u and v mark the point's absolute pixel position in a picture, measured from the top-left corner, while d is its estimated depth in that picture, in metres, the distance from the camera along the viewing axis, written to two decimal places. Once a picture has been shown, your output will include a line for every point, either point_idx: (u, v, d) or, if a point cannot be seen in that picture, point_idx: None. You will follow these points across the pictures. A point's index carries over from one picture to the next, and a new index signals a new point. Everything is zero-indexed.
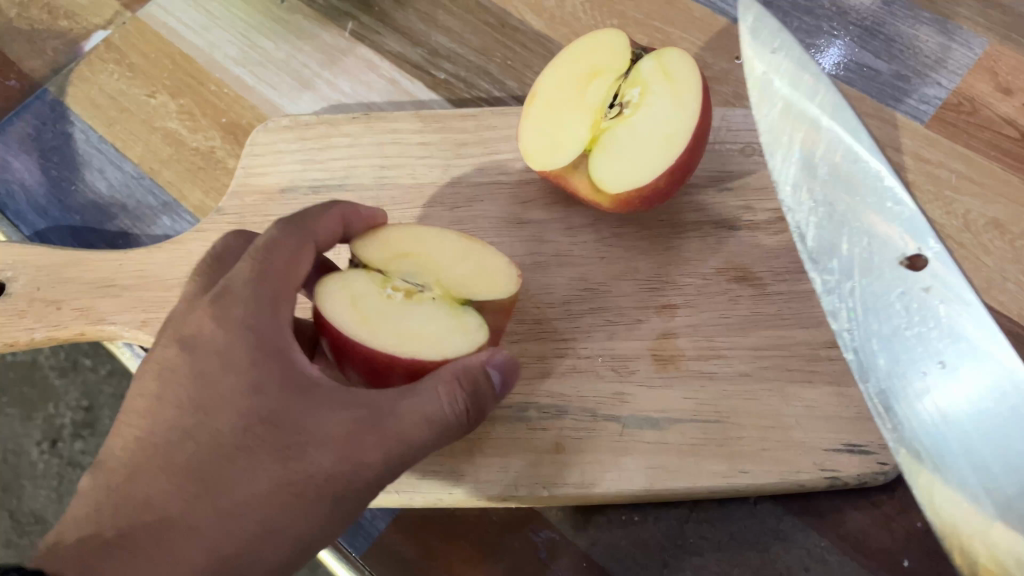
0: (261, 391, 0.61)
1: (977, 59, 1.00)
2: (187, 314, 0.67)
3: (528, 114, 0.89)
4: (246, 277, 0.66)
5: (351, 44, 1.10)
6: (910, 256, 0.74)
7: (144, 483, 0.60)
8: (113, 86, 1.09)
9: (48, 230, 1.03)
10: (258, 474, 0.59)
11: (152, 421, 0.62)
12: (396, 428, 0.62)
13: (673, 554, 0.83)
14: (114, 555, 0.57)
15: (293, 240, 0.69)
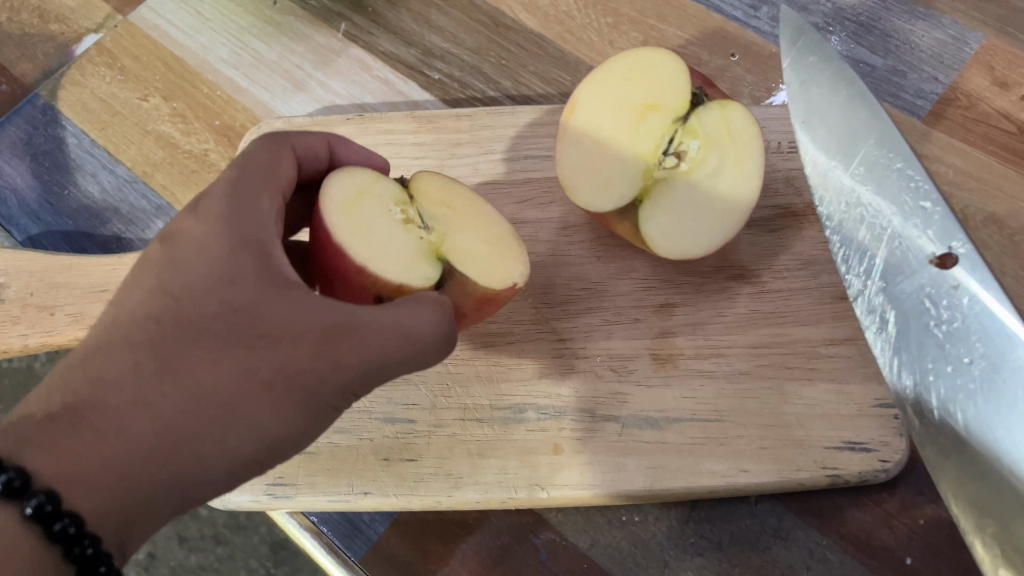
0: (236, 283, 0.61)
1: (973, 53, 1.00)
2: (176, 217, 0.67)
3: (568, 129, 0.82)
4: (228, 178, 0.67)
5: (344, 45, 1.09)
6: (939, 257, 0.73)
7: (105, 357, 0.58)
8: (104, 89, 1.08)
9: (41, 235, 1.03)
10: (226, 362, 0.58)
11: (124, 304, 0.62)
12: (367, 333, 0.61)
13: (674, 555, 0.83)
14: (64, 425, 0.54)
15: (274, 148, 0.70)
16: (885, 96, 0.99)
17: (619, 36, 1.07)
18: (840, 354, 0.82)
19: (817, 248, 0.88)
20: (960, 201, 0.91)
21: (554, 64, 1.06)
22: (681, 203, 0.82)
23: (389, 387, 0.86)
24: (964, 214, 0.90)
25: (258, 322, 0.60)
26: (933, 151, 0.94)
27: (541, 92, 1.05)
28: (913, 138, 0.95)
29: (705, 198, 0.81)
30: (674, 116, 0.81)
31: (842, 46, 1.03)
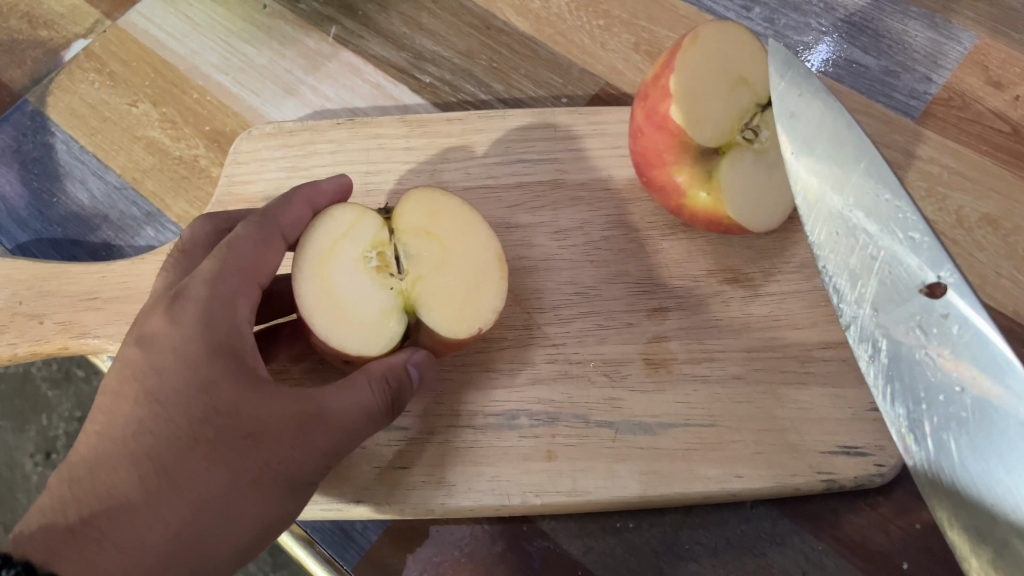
0: (215, 386, 0.63)
1: (966, 53, 0.99)
2: (147, 314, 0.68)
3: (685, 54, 0.78)
4: (204, 277, 0.67)
5: (334, 49, 1.09)
6: (932, 286, 0.65)
7: (103, 475, 0.60)
8: (93, 95, 1.07)
9: (30, 243, 1.02)
10: (216, 465, 0.61)
11: (110, 415, 0.63)
12: (336, 421, 0.65)
13: (669, 561, 0.82)
14: (78, 545, 0.56)
15: (257, 237, 0.71)
16: (879, 96, 0.98)
17: (611, 38, 1.06)
18: (834, 357, 0.82)
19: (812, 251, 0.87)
20: (954, 202, 0.91)
21: (546, 67, 1.05)
22: (749, 172, 0.81)
23: None
24: (958, 215, 0.90)
25: (242, 423, 0.62)
26: (927, 151, 0.93)
27: (532, 95, 1.04)
28: (907, 138, 0.95)
29: (772, 175, 0.82)
30: (758, 99, 0.80)
31: (835, 47, 1.02)
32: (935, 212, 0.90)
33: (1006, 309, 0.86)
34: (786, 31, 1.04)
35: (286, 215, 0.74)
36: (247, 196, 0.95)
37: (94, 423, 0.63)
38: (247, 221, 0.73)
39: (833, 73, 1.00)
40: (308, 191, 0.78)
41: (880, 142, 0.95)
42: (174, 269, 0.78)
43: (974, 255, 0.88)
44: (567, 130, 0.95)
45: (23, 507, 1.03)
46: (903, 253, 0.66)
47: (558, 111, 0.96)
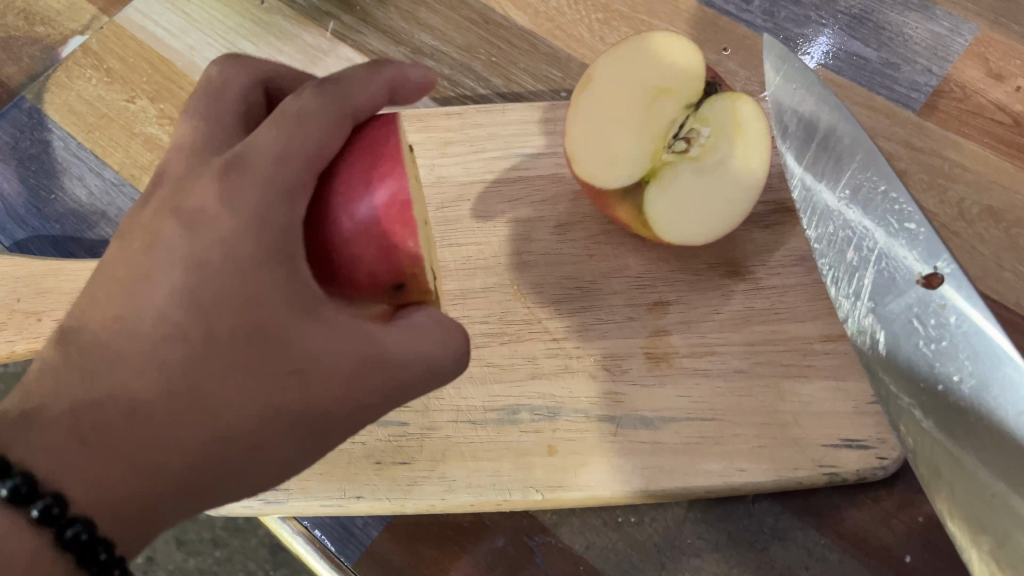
0: (267, 302, 0.53)
1: (967, 45, 0.99)
2: (189, 180, 0.56)
3: (580, 99, 0.81)
4: (266, 150, 0.55)
5: (332, 44, 1.08)
6: (929, 276, 0.70)
7: (125, 378, 0.50)
8: (91, 92, 1.07)
9: (28, 240, 1.01)
10: (254, 396, 0.52)
11: (142, 298, 0.52)
12: (392, 367, 0.58)
13: (671, 556, 0.82)
14: (90, 461, 0.48)
15: (331, 113, 0.59)
16: (880, 88, 0.98)
17: (610, 32, 1.05)
18: (836, 350, 0.81)
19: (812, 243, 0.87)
20: (956, 195, 0.90)
21: (545, 61, 1.05)
22: (688, 188, 0.83)
23: None
24: (959, 208, 0.90)
25: (292, 356, 0.54)
26: (928, 144, 0.93)
27: (531, 89, 1.04)
28: (907, 131, 0.94)
29: (717, 181, 0.82)
30: (687, 102, 0.82)
31: (836, 39, 1.02)
32: (936, 205, 0.90)
33: (1008, 301, 0.86)
34: (785, 24, 1.03)
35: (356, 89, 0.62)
36: None
37: (115, 302, 0.52)
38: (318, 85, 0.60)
39: (833, 66, 1.00)
40: (393, 73, 0.65)
41: (880, 135, 0.94)
42: (201, 118, 0.62)
43: (976, 248, 0.88)
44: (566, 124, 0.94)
45: None
46: (898, 248, 0.72)
47: (557, 104, 0.95)
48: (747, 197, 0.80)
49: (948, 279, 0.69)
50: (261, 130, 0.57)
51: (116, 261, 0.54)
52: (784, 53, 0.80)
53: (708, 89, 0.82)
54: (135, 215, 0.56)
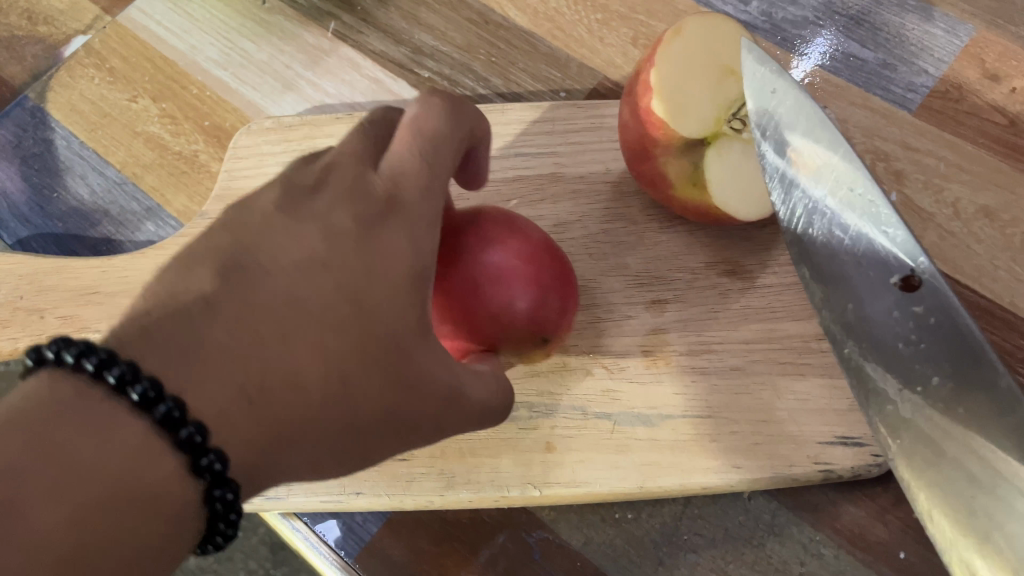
0: (401, 318, 0.56)
1: (964, 46, 0.99)
2: (350, 186, 0.58)
3: (667, 47, 0.81)
4: (419, 182, 0.60)
5: (333, 44, 1.09)
6: (910, 276, 0.67)
7: (291, 352, 0.50)
8: (93, 91, 1.07)
9: (31, 238, 1.02)
10: (378, 399, 0.55)
11: (309, 279, 0.53)
12: (466, 400, 0.61)
13: (668, 552, 0.82)
14: (253, 416, 0.47)
15: (457, 139, 0.64)
16: (877, 89, 0.98)
17: (609, 32, 1.06)
18: None
19: None
20: (951, 195, 0.91)
21: (545, 61, 1.06)
22: (738, 163, 0.83)
23: None
24: (955, 207, 0.91)
25: (411, 372, 0.57)
26: (924, 144, 0.94)
27: (531, 89, 1.05)
28: (904, 131, 0.95)
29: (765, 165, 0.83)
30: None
31: (833, 40, 1.02)
32: (932, 205, 0.91)
33: (1002, 300, 0.87)
34: (783, 25, 1.04)
35: (472, 123, 0.67)
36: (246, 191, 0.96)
37: (285, 275, 0.53)
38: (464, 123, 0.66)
39: (830, 67, 1.01)
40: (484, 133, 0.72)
41: (877, 135, 0.95)
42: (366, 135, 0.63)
43: (971, 248, 0.89)
44: (565, 124, 0.95)
45: None
46: (879, 247, 0.68)
47: (556, 104, 0.96)
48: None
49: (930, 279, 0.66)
50: (409, 153, 0.61)
51: (281, 234, 0.55)
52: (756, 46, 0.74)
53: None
54: (297, 201, 0.57)
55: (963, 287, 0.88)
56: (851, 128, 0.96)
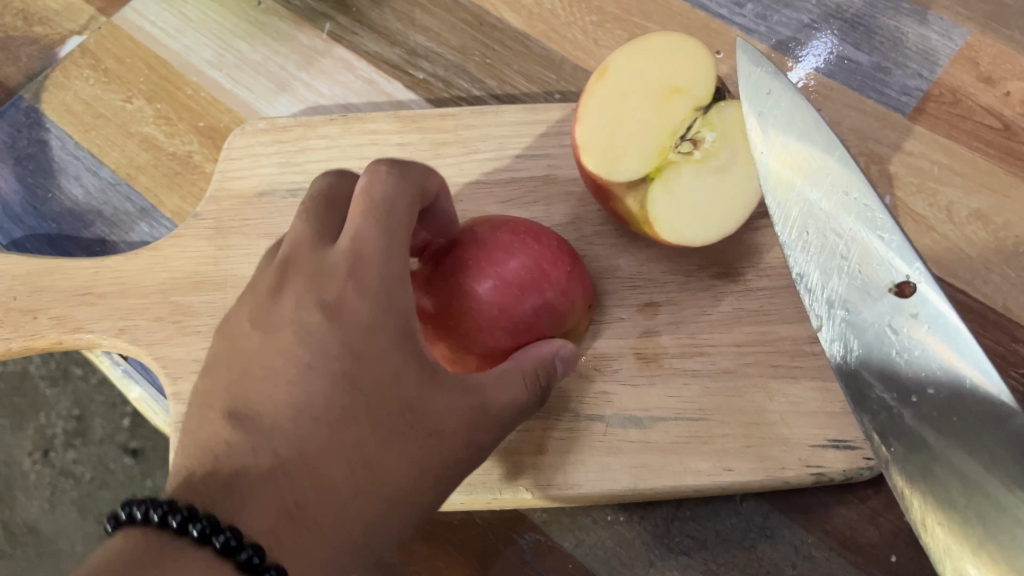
0: (404, 377, 0.60)
1: (958, 49, 0.99)
2: (315, 275, 0.63)
3: (593, 92, 0.81)
4: (378, 245, 0.63)
5: (328, 45, 1.09)
6: (904, 283, 0.66)
7: (313, 454, 0.55)
8: (88, 92, 1.08)
9: (26, 238, 1.02)
10: (404, 454, 0.59)
11: (304, 387, 0.57)
12: (496, 417, 0.65)
13: (659, 554, 0.82)
14: (300, 524, 0.52)
15: (411, 199, 0.67)
16: (871, 92, 0.98)
17: (604, 34, 1.06)
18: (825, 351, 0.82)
19: None
20: (945, 198, 0.91)
21: (539, 62, 1.06)
22: (690, 189, 0.81)
23: None
24: (948, 211, 0.91)
25: (426, 417, 0.60)
26: (918, 147, 0.94)
27: (525, 90, 1.04)
28: (898, 135, 0.95)
29: (719, 186, 0.80)
30: (697, 104, 0.81)
31: (827, 43, 1.02)
32: (925, 208, 0.91)
33: (995, 303, 0.87)
34: (778, 28, 1.04)
35: (422, 181, 0.70)
36: (240, 192, 0.96)
37: (282, 390, 0.57)
38: (407, 178, 0.68)
39: (824, 69, 1.01)
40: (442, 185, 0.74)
41: (871, 138, 0.95)
42: (313, 218, 0.68)
43: (964, 251, 0.89)
44: (559, 126, 0.95)
45: (24, 507, 1.11)
46: (873, 251, 0.67)
47: (550, 106, 0.96)
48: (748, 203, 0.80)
49: (926, 287, 0.65)
50: (360, 223, 0.64)
51: (266, 355, 0.59)
52: (754, 49, 0.75)
53: (716, 95, 0.82)
54: (268, 308, 0.62)
55: (955, 290, 0.88)
56: (845, 131, 0.96)
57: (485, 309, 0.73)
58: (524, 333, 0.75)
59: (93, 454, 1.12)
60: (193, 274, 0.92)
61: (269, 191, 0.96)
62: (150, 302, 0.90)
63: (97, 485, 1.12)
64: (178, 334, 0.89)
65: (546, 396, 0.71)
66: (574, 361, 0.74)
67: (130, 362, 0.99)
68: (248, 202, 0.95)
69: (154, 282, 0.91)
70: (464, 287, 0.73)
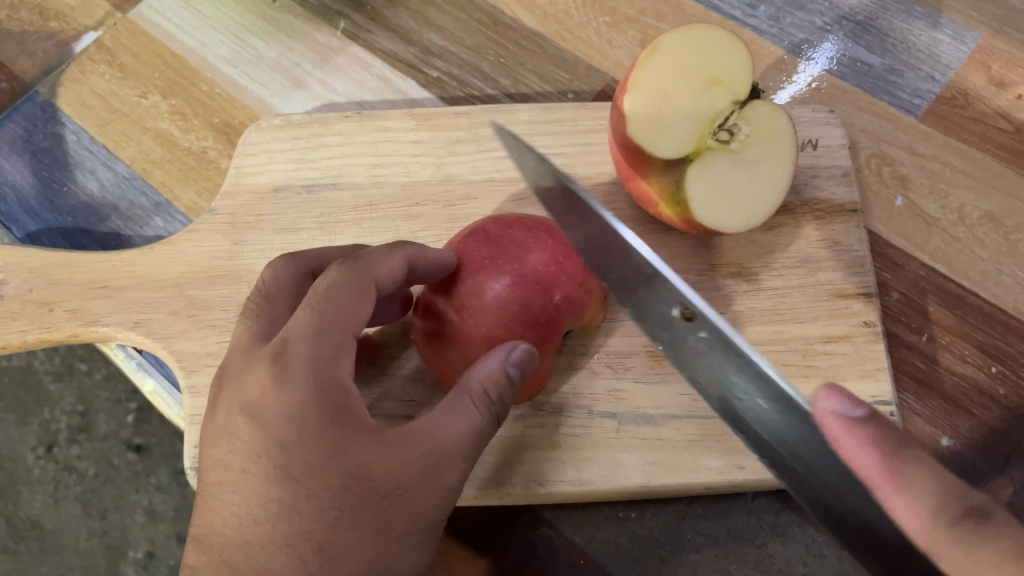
0: (342, 454, 0.59)
1: (970, 53, 1.00)
2: (244, 373, 0.63)
3: (642, 67, 0.80)
4: (302, 332, 0.62)
5: (343, 43, 1.10)
6: (685, 308, 0.65)
7: (263, 559, 0.58)
8: (104, 87, 1.08)
9: (40, 231, 1.03)
10: (361, 531, 0.59)
11: (244, 493, 0.60)
12: (452, 457, 0.63)
13: (671, 551, 0.83)
14: None
15: (354, 284, 0.66)
16: (883, 94, 0.99)
17: (617, 34, 1.07)
18: (837, 351, 0.83)
19: (814, 246, 0.88)
20: (956, 200, 0.92)
21: (553, 62, 1.06)
22: (725, 178, 0.81)
23: (382, 381, 0.86)
24: (959, 213, 0.91)
25: (378, 481, 0.60)
26: (929, 150, 0.95)
27: (539, 90, 1.05)
28: (910, 137, 0.96)
29: (749, 178, 0.82)
30: (735, 97, 0.80)
31: (839, 45, 1.03)
32: (937, 210, 0.92)
33: (1007, 305, 0.87)
34: (790, 30, 1.04)
35: (376, 266, 0.70)
36: (256, 187, 0.96)
37: (227, 503, 0.60)
38: (341, 263, 0.68)
39: (836, 71, 1.01)
40: (407, 247, 0.72)
41: (882, 140, 0.96)
42: (256, 316, 0.70)
43: (976, 252, 0.90)
44: (573, 126, 0.96)
45: (27, 502, 1.14)
46: (660, 273, 0.66)
47: (564, 105, 0.97)
48: (771, 201, 0.82)
49: (703, 313, 0.63)
50: (297, 312, 0.64)
51: (212, 470, 0.62)
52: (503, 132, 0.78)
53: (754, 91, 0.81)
54: (212, 414, 0.64)
55: (966, 292, 0.88)
56: (857, 133, 0.97)
57: (506, 306, 0.73)
58: (544, 328, 0.75)
59: (93, 450, 1.15)
60: (208, 268, 0.92)
61: (284, 187, 0.96)
62: (165, 295, 0.91)
63: (101, 481, 1.15)
64: (192, 327, 0.89)
65: (501, 416, 0.67)
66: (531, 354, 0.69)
67: (144, 356, 1.00)
68: (263, 198, 0.96)
69: (170, 275, 0.92)
70: (481, 286, 0.73)
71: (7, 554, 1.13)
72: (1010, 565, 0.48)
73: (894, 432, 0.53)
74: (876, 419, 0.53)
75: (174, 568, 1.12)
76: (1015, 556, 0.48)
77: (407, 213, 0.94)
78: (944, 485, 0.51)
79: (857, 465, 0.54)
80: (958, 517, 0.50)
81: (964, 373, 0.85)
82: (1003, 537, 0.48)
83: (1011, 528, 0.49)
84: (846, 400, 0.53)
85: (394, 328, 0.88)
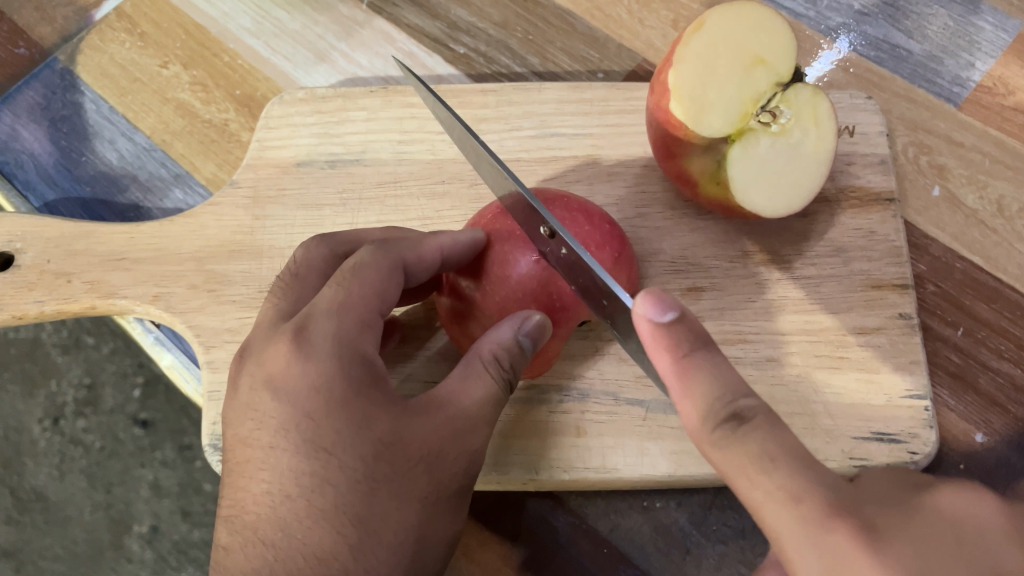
0: (373, 422, 0.57)
1: (1011, 41, 0.97)
2: (265, 349, 0.61)
3: (688, 40, 0.78)
4: (328, 306, 0.61)
5: (368, 17, 1.07)
6: (546, 227, 0.67)
7: (299, 536, 0.55)
8: (124, 56, 1.06)
9: (59, 201, 1.01)
10: (395, 501, 0.57)
11: (275, 469, 0.57)
12: (477, 422, 0.62)
13: (695, 542, 0.82)
14: None
15: (382, 264, 0.65)
16: (921, 81, 0.96)
17: (649, 14, 1.04)
18: (870, 343, 0.81)
19: (850, 235, 0.86)
20: (995, 191, 0.90)
21: (582, 40, 1.04)
22: (765, 161, 0.78)
23: (405, 363, 0.84)
24: (999, 205, 0.89)
25: (409, 449, 0.58)
26: (969, 139, 0.92)
27: (568, 69, 1.03)
28: (949, 125, 0.93)
29: (791, 159, 0.78)
30: (779, 78, 0.78)
31: (878, 30, 1.00)
32: (975, 201, 0.90)
33: None
34: (827, 13, 1.02)
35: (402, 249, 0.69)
36: (278, 161, 0.94)
37: (256, 481, 0.57)
38: (371, 246, 0.67)
39: (874, 57, 0.99)
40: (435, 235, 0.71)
41: (920, 127, 0.94)
42: (283, 296, 0.69)
43: (1015, 245, 0.88)
44: (604, 104, 0.94)
45: (32, 473, 1.13)
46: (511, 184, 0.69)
47: (594, 85, 0.95)
48: (812, 183, 0.78)
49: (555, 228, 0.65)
50: (324, 287, 0.63)
51: (238, 449, 0.60)
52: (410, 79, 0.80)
53: (796, 75, 0.79)
54: (232, 395, 0.62)
55: (1004, 286, 0.86)
56: (894, 120, 0.94)
57: (523, 281, 0.70)
58: (558, 313, 0.72)
59: (104, 423, 1.14)
60: (228, 242, 0.91)
61: (307, 161, 0.94)
62: (184, 269, 0.89)
63: (107, 455, 1.13)
64: (211, 302, 0.88)
65: (513, 381, 0.65)
66: (542, 327, 0.66)
67: (162, 330, 0.98)
68: (286, 171, 0.94)
69: (188, 249, 0.90)
70: (506, 257, 0.71)
71: (12, 526, 1.12)
72: (749, 475, 0.47)
73: (699, 338, 0.53)
74: (686, 323, 0.53)
75: (179, 545, 1.11)
76: (755, 464, 0.47)
77: (434, 190, 0.92)
78: (728, 391, 0.51)
79: (655, 362, 0.54)
80: (717, 426, 0.50)
81: (999, 368, 0.84)
82: (749, 442, 0.48)
83: (763, 430, 0.48)
84: (657, 306, 0.52)
85: (419, 310, 0.87)
